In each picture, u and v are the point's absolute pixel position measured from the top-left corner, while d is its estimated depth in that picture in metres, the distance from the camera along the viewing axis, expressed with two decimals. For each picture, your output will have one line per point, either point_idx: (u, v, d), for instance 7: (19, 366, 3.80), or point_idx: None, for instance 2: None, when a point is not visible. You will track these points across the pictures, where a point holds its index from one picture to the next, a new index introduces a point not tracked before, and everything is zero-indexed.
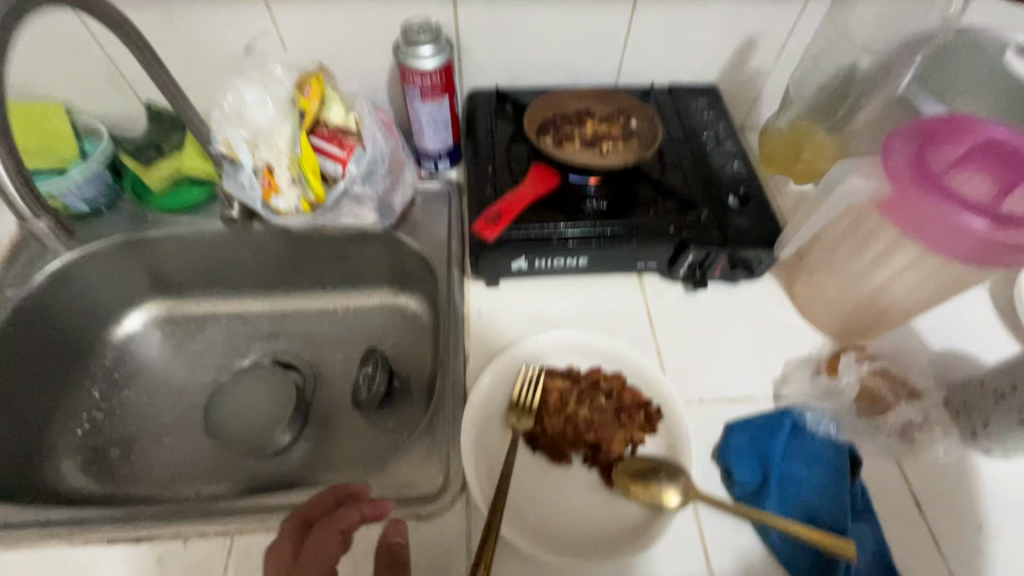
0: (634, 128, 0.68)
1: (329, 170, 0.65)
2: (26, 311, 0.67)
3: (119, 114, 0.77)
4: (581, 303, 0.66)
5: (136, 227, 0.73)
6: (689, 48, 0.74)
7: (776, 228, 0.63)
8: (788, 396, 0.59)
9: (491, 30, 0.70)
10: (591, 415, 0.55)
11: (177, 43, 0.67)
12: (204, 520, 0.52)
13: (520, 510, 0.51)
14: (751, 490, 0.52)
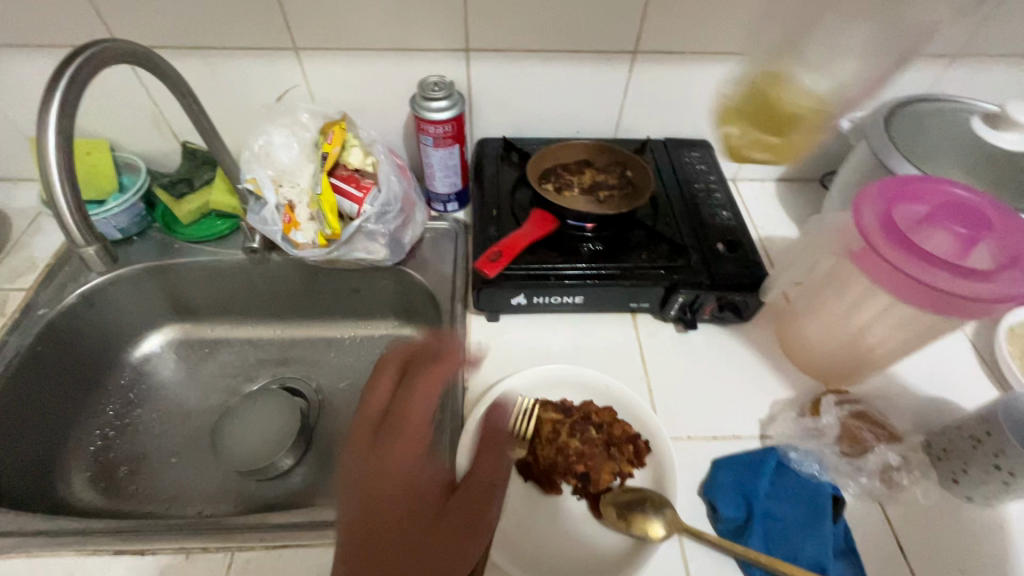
0: (630, 177, 0.73)
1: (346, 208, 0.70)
2: (55, 329, 0.71)
3: (157, 150, 0.83)
4: (577, 339, 0.70)
5: (163, 254, 0.78)
6: (682, 106, 0.80)
7: (761, 274, 0.67)
8: (773, 436, 0.61)
9: (500, 86, 0.76)
10: (581, 446, 0.57)
11: (216, 89, 0.74)
12: (207, 536, 0.54)
13: (510, 537, 0.53)
14: (736, 526, 0.54)
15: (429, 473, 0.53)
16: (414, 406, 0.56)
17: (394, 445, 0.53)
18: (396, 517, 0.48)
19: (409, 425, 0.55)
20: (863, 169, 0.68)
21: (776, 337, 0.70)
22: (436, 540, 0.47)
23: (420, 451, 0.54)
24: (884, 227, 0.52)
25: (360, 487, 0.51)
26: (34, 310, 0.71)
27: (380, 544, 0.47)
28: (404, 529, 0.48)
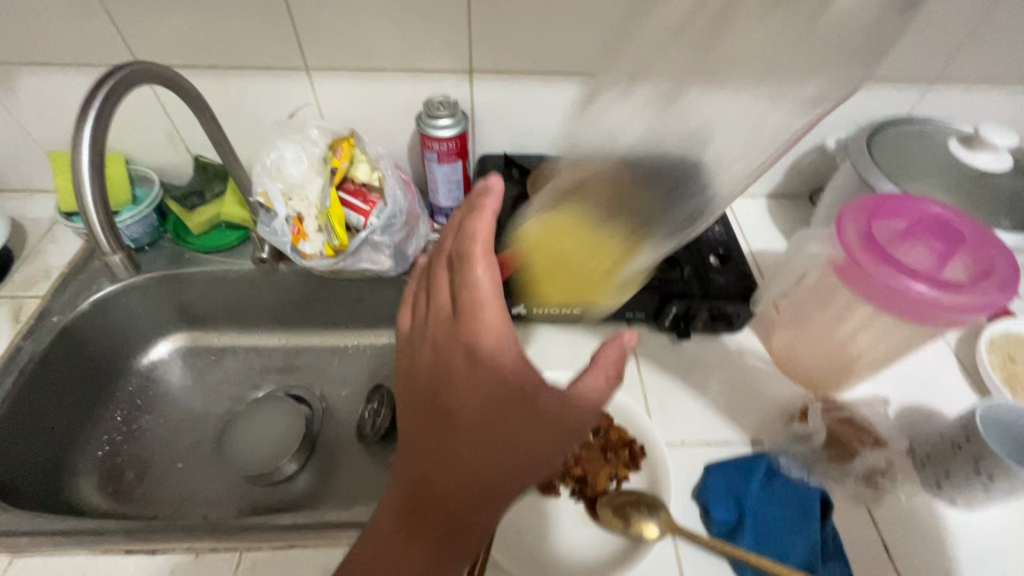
0: None
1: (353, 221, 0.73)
2: (68, 336, 0.73)
3: (169, 164, 0.86)
4: (574, 347, 0.72)
5: (173, 264, 0.80)
6: None
7: (751, 285, 0.70)
8: (763, 442, 0.63)
9: (501, 105, 0.80)
10: (579, 450, 0.60)
11: (230, 106, 0.78)
12: (217, 536, 0.56)
13: (511, 538, 0.54)
14: (728, 528, 0.56)
15: (505, 395, 0.36)
16: (479, 335, 0.37)
17: (457, 366, 0.37)
18: (465, 422, 0.36)
19: (474, 354, 0.37)
20: (848, 186, 0.72)
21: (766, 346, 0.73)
22: (516, 456, 0.35)
23: (488, 378, 0.36)
24: (865, 241, 0.55)
25: (425, 373, 0.39)
26: (48, 316, 0.73)
27: (449, 441, 0.36)
28: (475, 437, 0.35)
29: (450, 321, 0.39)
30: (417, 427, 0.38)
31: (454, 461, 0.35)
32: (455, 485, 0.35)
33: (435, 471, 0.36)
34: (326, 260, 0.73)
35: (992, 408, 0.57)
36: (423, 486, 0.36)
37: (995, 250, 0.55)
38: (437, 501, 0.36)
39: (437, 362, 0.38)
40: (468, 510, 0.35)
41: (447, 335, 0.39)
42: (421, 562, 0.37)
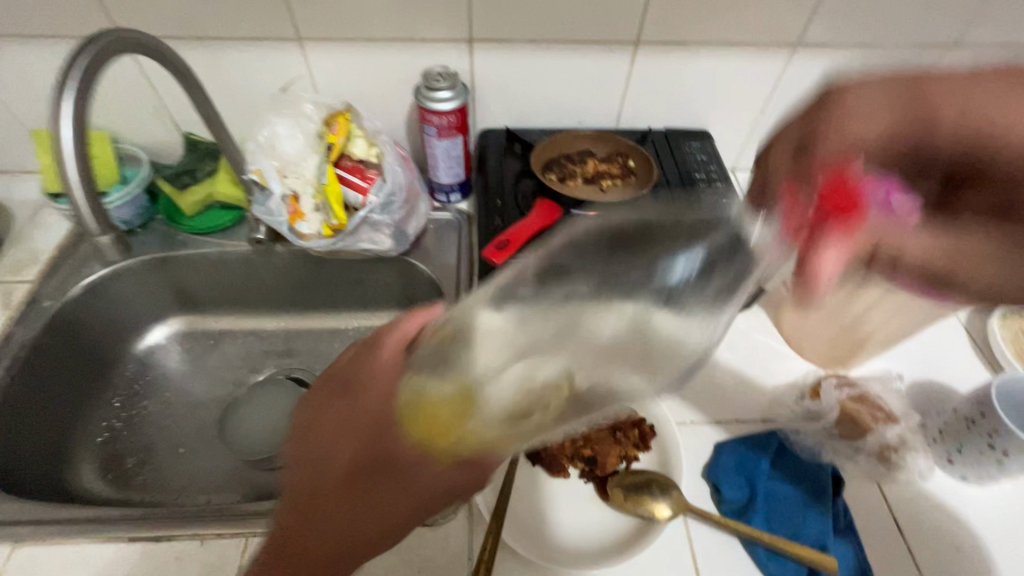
0: (631, 167, 0.74)
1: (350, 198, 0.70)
2: (61, 321, 0.72)
3: (158, 142, 0.83)
4: None
5: (166, 245, 0.78)
6: (683, 97, 0.82)
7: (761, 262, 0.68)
8: (774, 420, 0.63)
9: (502, 77, 0.77)
10: (588, 432, 0.59)
11: (219, 80, 0.74)
12: (222, 523, 0.55)
13: (521, 520, 0.54)
14: (738, 507, 0.56)
15: (363, 471, 0.44)
16: (355, 411, 0.48)
17: (332, 435, 0.47)
18: (328, 487, 0.44)
19: (353, 425, 0.47)
20: None
21: (775, 323, 0.72)
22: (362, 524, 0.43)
23: (354, 451, 0.45)
24: None
25: (312, 437, 0.49)
26: (39, 301, 0.71)
27: (314, 507, 0.44)
28: (334, 503, 0.44)
29: (343, 395, 0.51)
30: (292, 490, 0.46)
31: (315, 522, 0.44)
32: (314, 543, 0.43)
33: (298, 531, 0.44)
34: (324, 238, 0.71)
35: (1007, 382, 0.56)
36: (288, 542, 0.44)
37: None
38: (297, 555, 0.43)
39: (322, 436, 0.48)
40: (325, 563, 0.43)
41: (338, 398, 0.51)
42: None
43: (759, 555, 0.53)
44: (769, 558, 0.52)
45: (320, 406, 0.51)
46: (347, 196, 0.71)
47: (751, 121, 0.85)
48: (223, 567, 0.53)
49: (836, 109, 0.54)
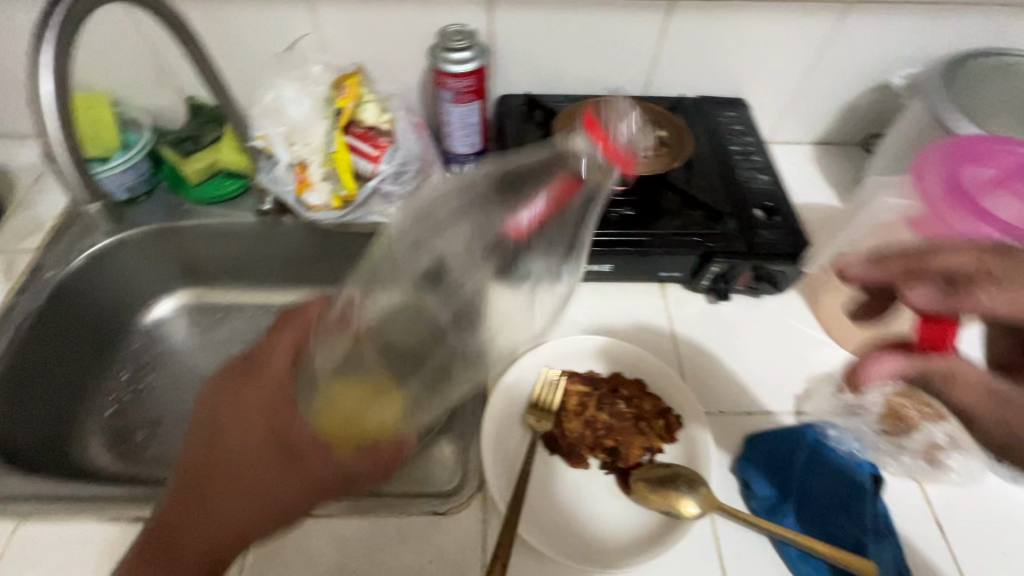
0: (663, 138, 0.68)
1: (360, 165, 0.66)
2: (65, 292, 0.69)
3: (160, 107, 0.79)
4: (605, 308, 0.67)
5: (170, 216, 0.75)
6: (720, 64, 0.75)
7: (802, 243, 0.63)
8: (809, 412, 0.59)
9: (524, 38, 0.71)
10: (611, 420, 0.56)
11: (222, 41, 0.70)
12: None
13: (539, 512, 0.51)
14: (770, 505, 0.52)
15: (252, 459, 0.47)
16: (239, 408, 0.50)
17: (216, 427, 0.49)
18: (217, 475, 0.47)
19: (240, 417, 0.49)
20: (919, 129, 0.64)
21: (812, 310, 0.67)
22: (250, 507, 0.47)
23: (243, 442, 0.48)
24: (950, 194, 0.48)
25: (195, 431, 0.51)
26: (41, 272, 0.69)
27: (201, 494, 0.47)
28: (221, 489, 0.47)
29: (224, 390, 0.51)
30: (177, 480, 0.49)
31: (207, 505, 0.47)
32: (198, 527, 0.46)
33: (185, 514, 0.47)
34: (331, 206, 0.66)
35: None
36: (174, 525, 0.47)
37: None
38: (182, 538, 0.46)
39: (206, 429, 0.50)
40: (209, 545, 0.46)
41: (216, 394, 0.51)
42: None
43: (790, 555, 0.50)
44: (800, 559, 0.50)
45: (200, 401, 0.52)
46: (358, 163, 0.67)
47: (793, 89, 0.79)
48: None
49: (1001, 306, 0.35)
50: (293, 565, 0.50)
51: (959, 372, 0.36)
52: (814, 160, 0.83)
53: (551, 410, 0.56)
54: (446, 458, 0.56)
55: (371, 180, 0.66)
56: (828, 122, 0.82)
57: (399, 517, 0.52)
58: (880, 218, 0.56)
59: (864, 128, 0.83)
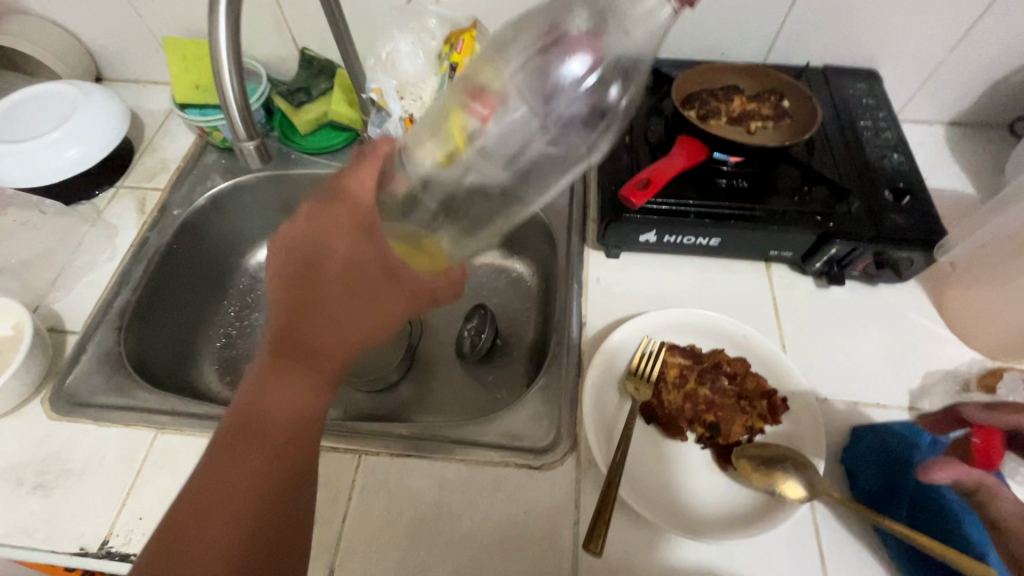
0: (786, 108, 0.65)
1: (470, 116, 0.50)
2: (188, 229, 0.75)
3: (276, 57, 0.82)
4: (705, 283, 0.66)
5: (281, 163, 0.78)
6: (854, 33, 0.70)
7: (938, 229, 0.58)
8: (924, 408, 0.56)
9: None
10: (712, 396, 0.55)
11: None
12: (336, 438, 0.56)
13: (636, 478, 0.51)
14: (876, 496, 0.51)
15: (360, 269, 0.46)
16: (334, 229, 0.47)
17: (314, 250, 0.47)
18: (325, 288, 0.45)
19: (340, 238, 0.47)
20: None
21: (934, 303, 0.63)
22: (367, 314, 0.46)
23: (343, 257, 0.46)
24: None
25: (283, 262, 0.47)
26: (169, 209, 0.74)
27: (313, 304, 0.45)
28: (334, 299, 0.45)
29: (311, 216, 0.48)
30: (277, 302, 0.46)
31: (321, 316, 0.45)
32: (318, 336, 0.44)
33: (299, 327, 0.44)
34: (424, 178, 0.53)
35: None
36: (289, 337, 0.44)
37: None
38: (301, 348, 0.44)
39: (299, 255, 0.47)
40: (334, 351, 0.45)
41: (301, 224, 0.48)
42: (303, 383, 0.43)
43: (897, 550, 0.48)
44: (907, 557, 0.48)
45: (281, 238, 0.49)
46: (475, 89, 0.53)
47: (934, 63, 0.72)
48: (338, 479, 0.55)
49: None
50: (395, 499, 0.53)
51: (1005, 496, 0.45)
52: (946, 141, 0.76)
53: (651, 380, 0.55)
54: (541, 416, 0.57)
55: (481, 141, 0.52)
56: (968, 101, 0.75)
57: (497, 467, 0.54)
58: None
59: (1011, 109, 0.75)
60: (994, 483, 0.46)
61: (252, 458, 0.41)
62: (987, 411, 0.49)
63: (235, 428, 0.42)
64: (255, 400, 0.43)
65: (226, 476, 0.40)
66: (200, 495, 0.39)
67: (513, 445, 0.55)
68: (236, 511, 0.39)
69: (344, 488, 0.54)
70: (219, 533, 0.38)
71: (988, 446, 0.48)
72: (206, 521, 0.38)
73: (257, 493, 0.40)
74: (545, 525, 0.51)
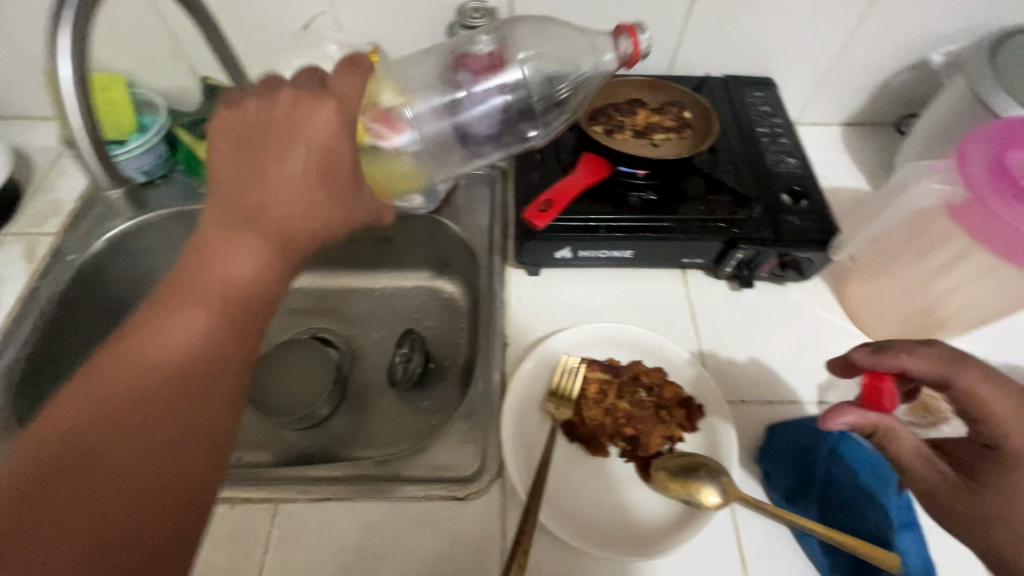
0: (687, 119, 0.67)
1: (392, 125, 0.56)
2: (86, 274, 0.70)
3: (174, 87, 0.79)
4: (624, 295, 0.67)
5: (190, 199, 0.75)
6: (748, 44, 0.73)
7: (833, 229, 0.61)
8: (832, 401, 0.59)
9: (546, 17, 0.69)
10: (631, 408, 0.56)
11: (232, 15, 0.67)
12: (249, 487, 0.54)
13: (559, 500, 0.51)
14: (792, 493, 0.52)
15: (331, 164, 0.41)
16: (312, 114, 0.40)
17: (280, 129, 0.41)
18: (290, 173, 0.40)
19: (320, 125, 0.40)
20: (964, 107, 0.61)
21: (838, 298, 0.66)
22: (333, 211, 0.42)
23: (314, 147, 0.40)
24: (995, 178, 0.45)
25: (238, 133, 0.42)
26: (64, 254, 0.69)
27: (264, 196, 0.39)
28: (299, 186, 0.40)
29: (287, 93, 0.42)
30: (228, 177, 0.40)
31: (282, 203, 0.39)
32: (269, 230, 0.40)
33: (255, 206, 0.39)
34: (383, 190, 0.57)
35: None
36: (241, 216, 0.39)
37: None
38: (255, 228, 0.39)
39: (257, 136, 0.41)
40: (291, 242, 0.40)
41: (270, 102, 0.42)
42: (256, 260, 0.38)
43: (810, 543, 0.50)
44: (821, 547, 0.50)
45: (240, 108, 0.43)
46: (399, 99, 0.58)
47: (824, 69, 0.76)
48: (254, 531, 0.52)
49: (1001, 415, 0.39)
50: (317, 545, 0.51)
51: (900, 435, 0.42)
52: (843, 141, 0.81)
53: (571, 398, 0.56)
54: (465, 445, 0.56)
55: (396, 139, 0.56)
56: (859, 101, 0.80)
57: (420, 502, 0.53)
58: (917, 205, 0.54)
59: (899, 108, 0.80)
60: (891, 423, 0.42)
61: (198, 330, 0.35)
62: (874, 355, 0.45)
63: (177, 293, 0.36)
64: (202, 270, 0.37)
65: (167, 344, 0.34)
66: (131, 357, 0.33)
67: (438, 476, 0.54)
68: (184, 386, 0.34)
69: (261, 540, 0.52)
70: (161, 404, 0.33)
71: (879, 388, 0.44)
72: (142, 390, 0.32)
73: (206, 368, 0.35)
74: (471, 556, 0.50)
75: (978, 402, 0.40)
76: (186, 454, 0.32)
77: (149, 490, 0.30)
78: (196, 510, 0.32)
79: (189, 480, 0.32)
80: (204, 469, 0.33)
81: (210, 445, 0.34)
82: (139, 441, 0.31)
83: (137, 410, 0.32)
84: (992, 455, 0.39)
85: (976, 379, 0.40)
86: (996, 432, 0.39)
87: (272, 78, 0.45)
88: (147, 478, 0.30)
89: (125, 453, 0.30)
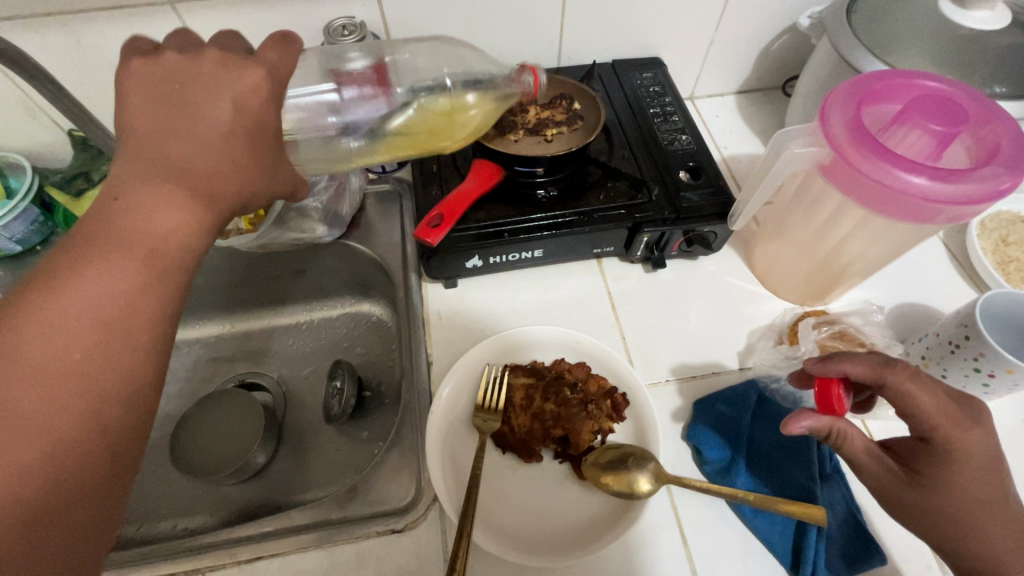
0: (576, 110, 0.68)
1: (308, 111, 0.50)
2: None
3: (39, 144, 0.73)
4: (543, 294, 0.67)
5: None
6: (629, 29, 0.74)
7: (729, 200, 0.62)
8: (753, 366, 0.61)
9: (420, 25, 0.67)
10: (557, 408, 0.54)
11: (84, 62, 0.63)
12: (170, 563, 0.50)
13: (495, 518, 0.50)
14: (722, 466, 0.53)
15: (257, 133, 0.37)
16: (239, 78, 0.36)
17: (201, 88, 0.35)
18: (212, 134, 0.35)
19: (250, 92, 0.36)
20: (830, 66, 0.63)
21: (746, 265, 0.69)
22: (254, 175, 0.37)
23: (242, 110, 0.36)
24: (854, 135, 0.46)
25: (151, 83, 0.35)
26: None
27: (168, 156, 0.34)
28: (223, 149, 0.35)
29: (213, 52, 0.37)
30: (144, 122, 0.34)
31: (202, 160, 0.34)
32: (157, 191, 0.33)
33: (173, 160, 0.34)
34: (388, 155, 0.54)
35: (994, 298, 0.53)
36: (154, 166, 0.34)
37: (1000, 123, 0.47)
38: (174, 183, 0.34)
39: (161, 93, 0.35)
40: (218, 202, 0.36)
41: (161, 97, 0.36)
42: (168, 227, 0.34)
43: (743, 513, 0.51)
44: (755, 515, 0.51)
45: (156, 57, 0.36)
46: (315, 87, 0.51)
47: (706, 43, 0.77)
48: None
49: (929, 403, 0.40)
50: None
51: (849, 435, 0.42)
52: (737, 110, 0.84)
53: (497, 409, 0.55)
54: (400, 474, 0.55)
55: (317, 131, 0.51)
56: (746, 69, 0.82)
57: (358, 541, 0.51)
58: (794, 168, 0.55)
59: (782, 71, 0.84)
60: (844, 426, 0.43)
61: (121, 288, 0.31)
62: (821, 361, 0.45)
63: (86, 245, 0.32)
64: (112, 220, 0.33)
65: (73, 312, 0.30)
66: (44, 313, 0.30)
67: (375, 512, 0.53)
68: (104, 346, 0.31)
69: None
70: (74, 366, 0.30)
71: (828, 393, 0.44)
72: (56, 347, 0.30)
73: (127, 329, 0.31)
74: None
75: (906, 398, 0.40)
76: (105, 420, 0.30)
77: (54, 465, 0.28)
78: (112, 481, 0.31)
79: (104, 450, 0.30)
80: (117, 443, 0.31)
81: (131, 415, 0.32)
82: (58, 404, 0.29)
83: (47, 372, 0.29)
84: (924, 449, 0.40)
85: (904, 377, 0.40)
86: (926, 427, 0.40)
87: (187, 31, 0.40)
88: (61, 449, 0.29)
89: (35, 419, 0.28)
